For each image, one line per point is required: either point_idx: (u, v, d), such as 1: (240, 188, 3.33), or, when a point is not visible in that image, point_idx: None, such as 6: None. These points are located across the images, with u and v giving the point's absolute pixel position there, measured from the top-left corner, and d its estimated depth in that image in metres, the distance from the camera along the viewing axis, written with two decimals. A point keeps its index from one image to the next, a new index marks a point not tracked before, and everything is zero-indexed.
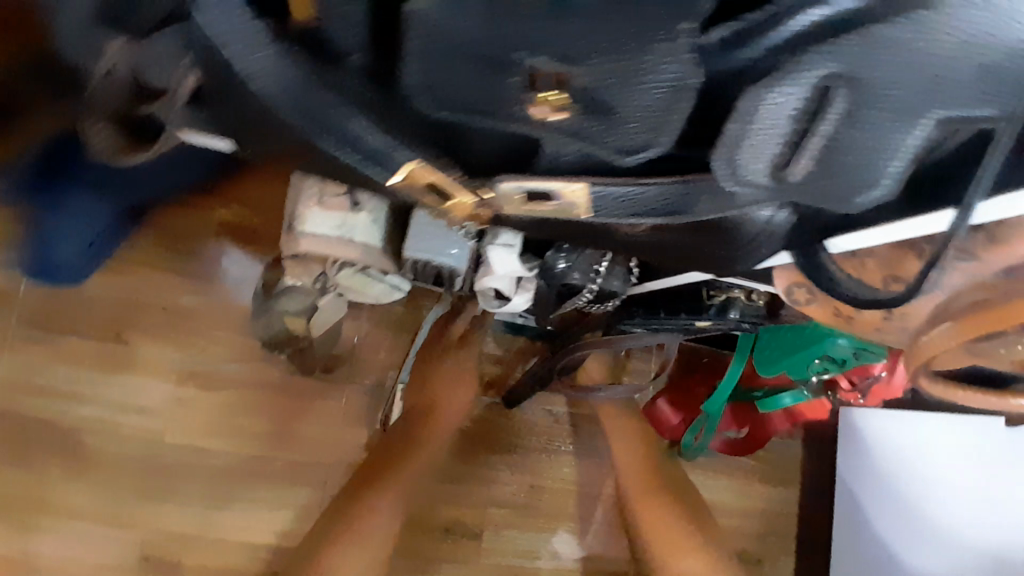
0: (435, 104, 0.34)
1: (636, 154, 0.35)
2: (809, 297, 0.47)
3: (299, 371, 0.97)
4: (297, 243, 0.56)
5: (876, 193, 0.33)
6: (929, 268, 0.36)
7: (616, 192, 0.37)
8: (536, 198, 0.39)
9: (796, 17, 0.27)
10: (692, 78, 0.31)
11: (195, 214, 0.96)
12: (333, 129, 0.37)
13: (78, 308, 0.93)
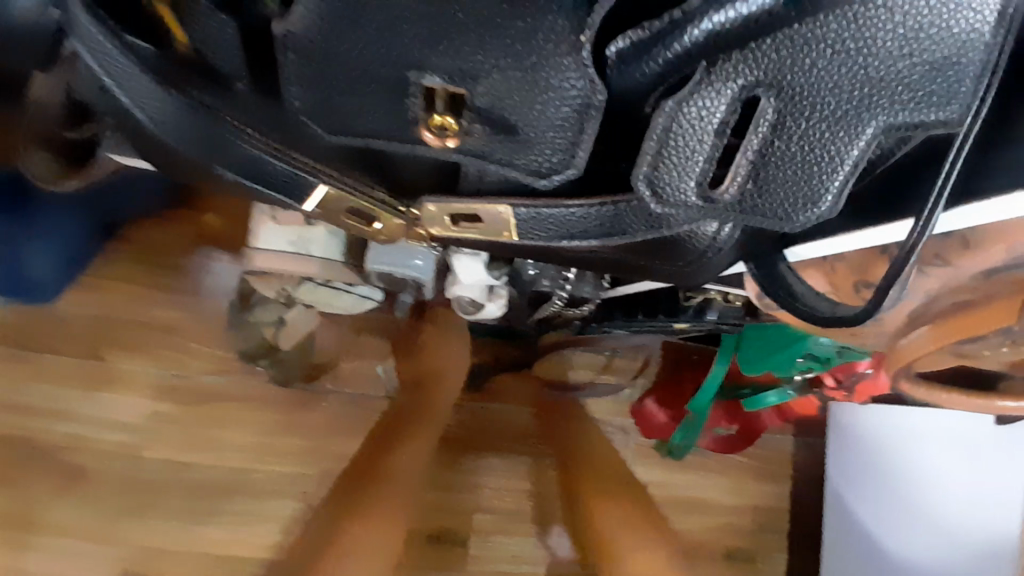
0: (330, 128, 0.33)
1: (550, 178, 0.32)
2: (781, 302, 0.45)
3: (277, 381, 0.96)
4: (253, 259, 0.54)
5: (819, 209, 0.31)
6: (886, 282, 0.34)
7: (543, 212, 0.35)
8: (465, 221, 0.38)
9: (707, 24, 0.26)
10: (597, 94, 0.29)
11: (168, 225, 0.94)
12: (230, 155, 0.36)
13: (50, 325, 0.92)
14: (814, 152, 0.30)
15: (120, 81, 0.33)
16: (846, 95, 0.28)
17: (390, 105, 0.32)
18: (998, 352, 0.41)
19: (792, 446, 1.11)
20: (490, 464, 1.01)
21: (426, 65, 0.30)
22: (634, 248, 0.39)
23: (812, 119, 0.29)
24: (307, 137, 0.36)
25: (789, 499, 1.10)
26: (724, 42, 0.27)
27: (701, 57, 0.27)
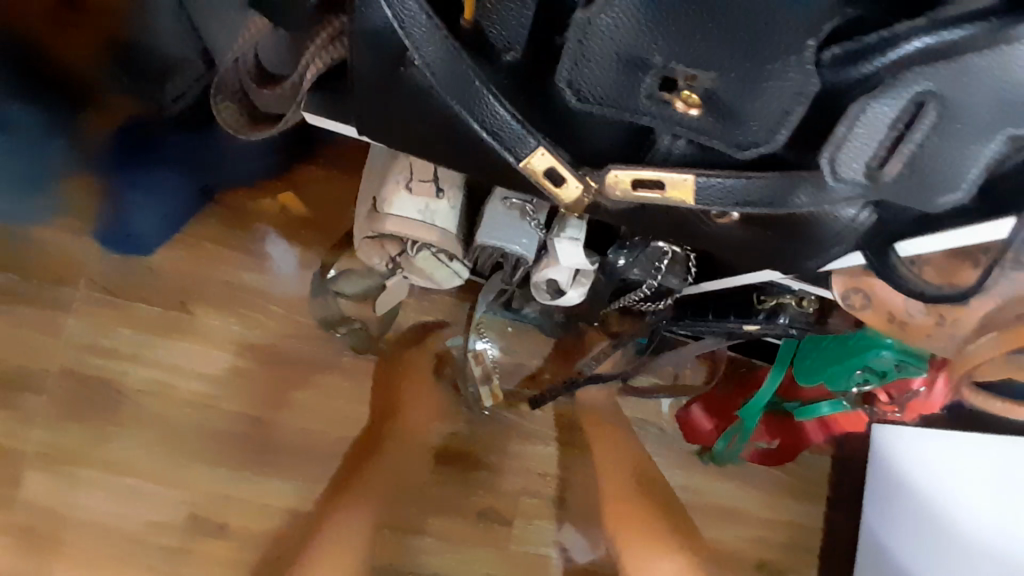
0: (577, 98, 0.40)
1: (748, 150, 0.40)
2: (865, 302, 0.51)
3: (351, 350, 1.03)
4: (382, 223, 0.60)
5: (953, 196, 0.39)
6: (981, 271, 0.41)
7: (709, 182, 0.42)
8: (640, 188, 0.43)
9: (906, 43, 0.35)
10: (811, 86, 0.37)
11: (258, 196, 1.02)
12: (475, 105, 0.41)
13: (144, 277, 1.01)
14: (970, 141, 0.37)
15: (416, 35, 0.39)
16: (994, 109, 0.35)
17: (627, 84, 0.39)
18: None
19: (828, 465, 1.14)
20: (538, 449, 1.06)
21: (671, 54, 0.37)
22: (765, 220, 0.46)
23: (967, 123, 0.36)
24: (535, 103, 0.42)
25: (820, 518, 1.14)
26: (917, 57, 0.35)
27: (890, 70, 0.36)
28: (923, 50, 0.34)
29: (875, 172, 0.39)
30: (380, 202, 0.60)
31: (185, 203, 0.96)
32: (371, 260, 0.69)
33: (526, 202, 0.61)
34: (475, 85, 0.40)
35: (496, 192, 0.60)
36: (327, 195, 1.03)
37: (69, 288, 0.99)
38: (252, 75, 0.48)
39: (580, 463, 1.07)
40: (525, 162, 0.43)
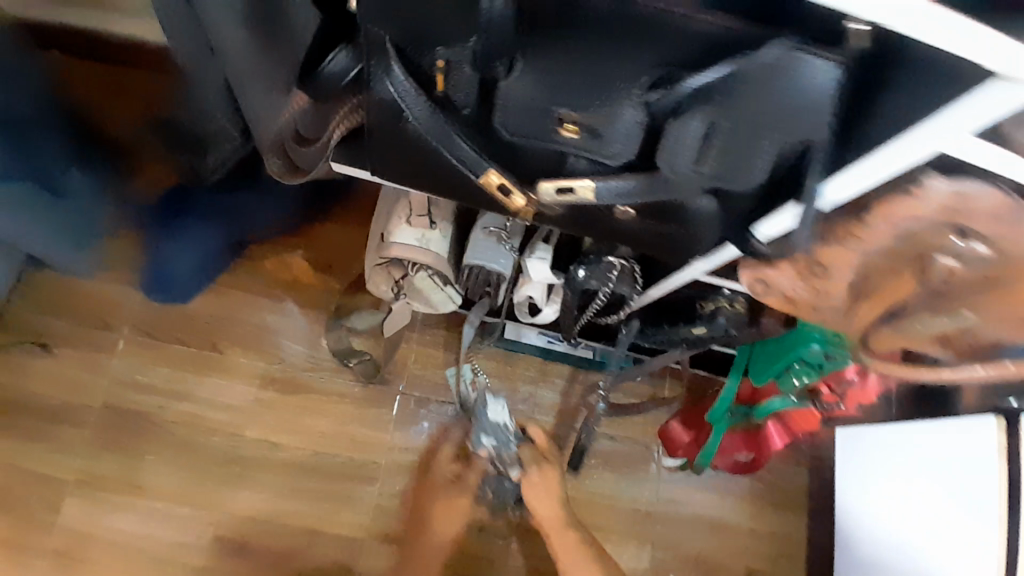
0: (506, 127, 0.43)
1: (615, 160, 0.43)
2: (766, 288, 0.62)
3: (360, 380, 1.16)
4: (388, 249, 0.75)
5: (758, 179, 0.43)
6: (834, 249, 0.52)
7: (629, 185, 0.43)
8: (568, 195, 0.46)
9: (691, 79, 0.37)
10: (641, 116, 0.40)
11: (281, 250, 1.19)
12: (449, 145, 0.46)
13: (181, 321, 1.16)
14: (754, 153, 0.40)
15: (408, 99, 0.44)
16: (769, 124, 0.39)
17: (501, 118, 0.43)
18: (928, 321, 0.58)
19: (805, 475, 1.21)
20: None
21: (563, 97, 0.40)
22: (663, 222, 0.50)
23: (751, 134, 0.39)
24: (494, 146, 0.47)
25: (804, 528, 1.20)
26: (697, 91, 0.37)
27: (684, 100, 0.38)
28: (701, 85, 0.37)
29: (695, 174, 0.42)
30: (387, 233, 0.76)
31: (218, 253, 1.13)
32: (379, 285, 0.84)
33: (501, 229, 0.77)
34: (424, 132, 0.46)
35: (482, 218, 0.77)
36: (338, 246, 1.20)
37: (113, 333, 1.14)
38: (293, 136, 0.65)
39: (571, 478, 1.17)
40: (484, 179, 0.47)
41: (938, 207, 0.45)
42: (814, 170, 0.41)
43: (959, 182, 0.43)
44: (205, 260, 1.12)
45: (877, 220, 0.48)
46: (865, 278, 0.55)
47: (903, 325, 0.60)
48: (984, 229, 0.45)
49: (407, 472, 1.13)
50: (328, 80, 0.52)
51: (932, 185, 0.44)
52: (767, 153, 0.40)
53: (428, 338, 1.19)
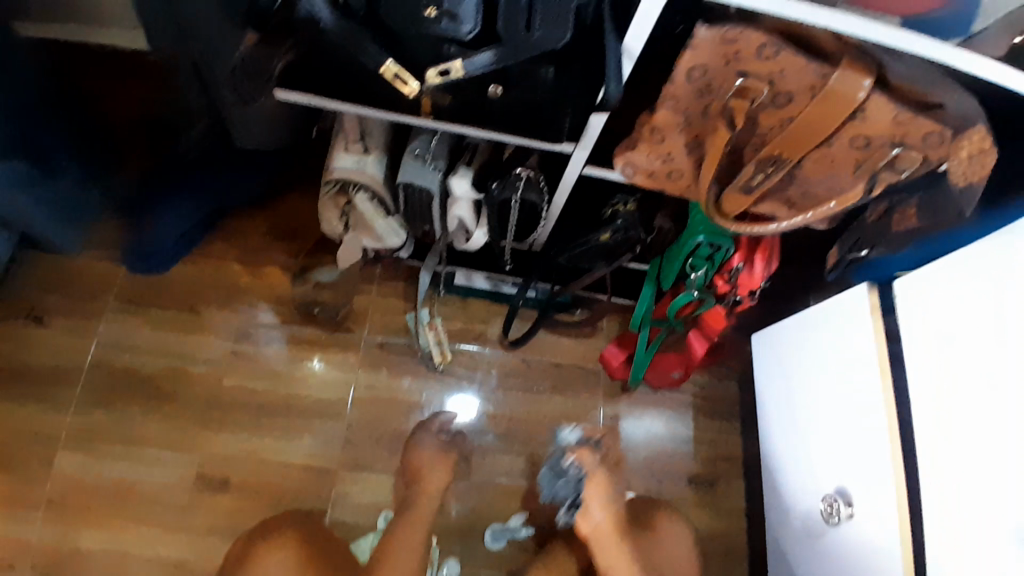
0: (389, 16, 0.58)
1: (470, 31, 0.57)
2: (632, 170, 0.75)
3: (326, 329, 1.29)
4: (332, 171, 0.90)
5: (568, 38, 0.57)
6: (659, 112, 0.68)
7: (487, 60, 0.59)
8: (447, 75, 0.60)
9: None
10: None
11: (248, 221, 1.33)
12: (355, 44, 0.60)
13: (160, 289, 1.28)
14: (564, 16, 0.55)
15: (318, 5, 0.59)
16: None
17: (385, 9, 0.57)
18: (760, 175, 0.71)
19: (736, 388, 1.35)
20: (487, 393, 1.29)
21: None
22: (525, 103, 0.66)
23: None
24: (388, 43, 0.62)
25: (738, 434, 1.33)
26: None
27: None
28: None
29: (524, 36, 0.57)
30: (330, 159, 0.91)
31: (194, 227, 1.26)
32: (330, 213, 0.98)
33: (426, 152, 0.91)
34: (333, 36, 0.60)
35: (412, 144, 0.92)
36: (302, 215, 1.34)
37: (99, 302, 1.26)
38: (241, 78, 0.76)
39: (524, 404, 1.29)
40: (381, 69, 0.62)
41: (713, 51, 0.59)
42: (609, 28, 0.57)
43: (720, 27, 0.57)
44: (183, 231, 1.23)
45: (682, 78, 0.63)
46: (697, 139, 0.70)
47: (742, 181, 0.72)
48: (757, 72, 0.61)
49: (374, 406, 1.25)
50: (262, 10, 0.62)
51: (702, 33, 0.58)
52: (573, 16, 0.56)
53: (386, 290, 1.32)
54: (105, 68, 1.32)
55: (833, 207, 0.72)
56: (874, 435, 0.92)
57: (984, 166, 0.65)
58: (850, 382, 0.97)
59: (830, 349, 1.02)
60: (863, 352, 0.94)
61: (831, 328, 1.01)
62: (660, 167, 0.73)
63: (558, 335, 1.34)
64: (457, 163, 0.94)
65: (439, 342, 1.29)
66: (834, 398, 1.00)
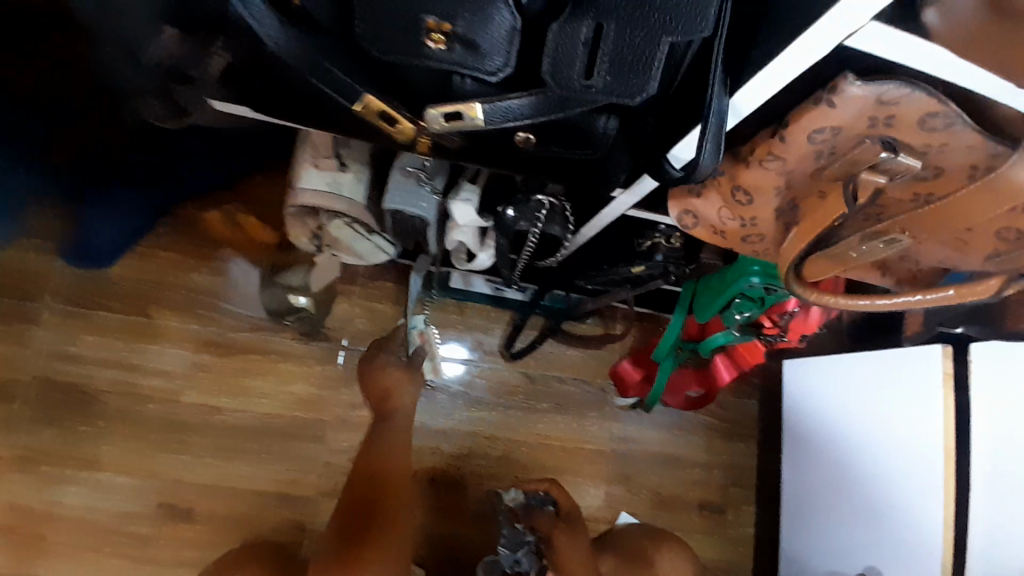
0: (371, 43, 0.36)
1: (499, 74, 0.37)
2: (694, 220, 0.56)
3: (301, 338, 1.12)
4: (297, 197, 0.70)
5: (651, 91, 0.37)
6: (751, 166, 0.48)
7: (519, 107, 0.39)
8: (456, 121, 0.41)
9: None
10: (514, 22, 0.35)
11: (204, 205, 1.11)
12: (318, 69, 0.41)
13: (105, 287, 1.08)
14: (648, 56, 0.35)
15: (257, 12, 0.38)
16: (654, 21, 0.34)
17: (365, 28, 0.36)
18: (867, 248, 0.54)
19: (755, 408, 1.23)
20: (485, 412, 1.16)
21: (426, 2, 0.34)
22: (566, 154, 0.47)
23: (639, 33, 0.35)
24: (370, 69, 0.41)
25: (754, 457, 1.23)
26: None
27: None
28: None
29: (583, 85, 0.37)
30: (294, 177, 0.70)
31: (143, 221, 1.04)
32: (298, 236, 0.78)
33: (420, 168, 0.70)
34: (285, 57, 0.41)
35: (400, 156, 0.71)
36: (269, 201, 1.12)
37: (38, 303, 1.06)
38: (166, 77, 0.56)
39: (523, 424, 1.17)
40: (361, 104, 0.43)
41: (857, 113, 0.41)
42: (715, 74, 0.37)
43: (879, 86, 0.39)
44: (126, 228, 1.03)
45: (798, 141, 0.44)
46: (793, 202, 0.52)
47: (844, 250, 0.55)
48: (910, 143, 0.43)
49: (356, 427, 1.11)
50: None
51: (851, 91, 0.39)
52: (661, 58, 0.36)
53: (370, 294, 1.14)
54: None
55: (952, 296, 0.53)
56: (931, 485, 0.83)
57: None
58: (907, 443, 0.86)
59: (883, 402, 0.90)
60: (921, 398, 0.84)
61: (889, 377, 0.89)
62: (735, 231, 0.55)
63: (565, 347, 1.19)
64: (459, 180, 0.74)
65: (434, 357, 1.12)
66: (882, 455, 0.90)
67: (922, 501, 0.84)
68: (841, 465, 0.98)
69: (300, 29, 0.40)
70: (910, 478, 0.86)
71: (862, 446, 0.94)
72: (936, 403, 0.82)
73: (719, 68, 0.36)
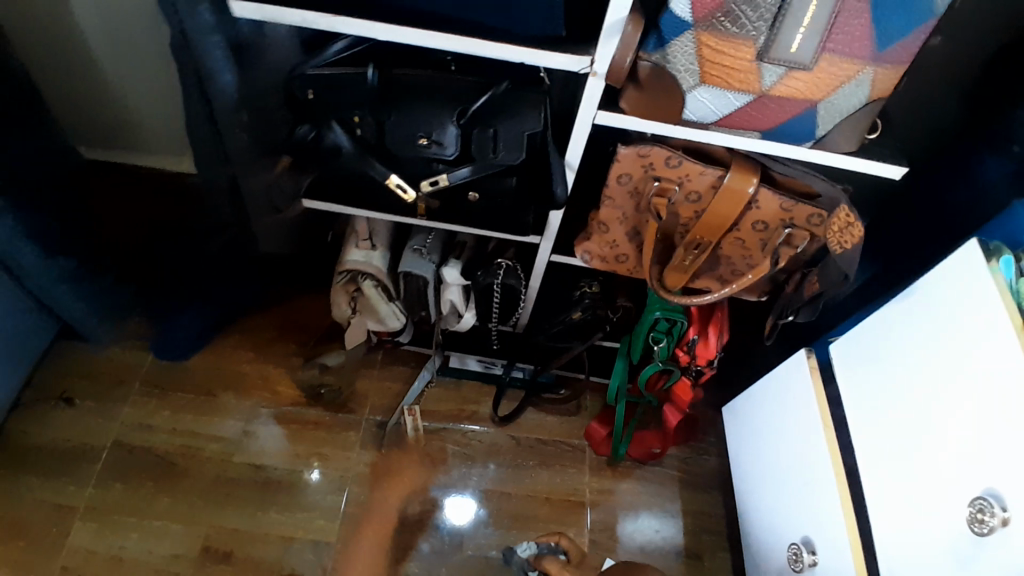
0: (395, 145, 0.79)
1: (453, 154, 0.78)
2: (590, 256, 0.93)
3: (329, 411, 1.40)
4: (343, 264, 1.10)
5: (522, 158, 0.78)
6: (604, 203, 0.86)
7: (464, 174, 0.79)
8: (436, 185, 0.80)
9: (477, 102, 0.75)
10: (454, 128, 0.77)
11: (264, 313, 1.50)
12: (368, 165, 0.82)
13: (181, 375, 1.41)
14: (518, 141, 0.77)
15: (343, 138, 0.81)
16: (517, 124, 0.76)
17: (392, 139, 0.78)
18: (691, 254, 0.86)
19: (714, 462, 1.43)
20: (479, 470, 1.37)
21: (419, 127, 0.77)
22: (499, 206, 0.85)
23: (512, 131, 0.76)
24: (391, 164, 0.82)
25: (721, 507, 1.38)
26: (479, 110, 0.76)
27: (477, 117, 0.76)
28: (480, 106, 0.75)
29: (492, 158, 0.78)
30: (343, 255, 1.12)
31: (212, 322, 1.42)
32: (342, 299, 1.15)
33: (423, 247, 1.11)
34: (351, 158, 0.82)
35: (412, 242, 1.12)
36: (309, 308, 1.51)
37: (127, 387, 1.39)
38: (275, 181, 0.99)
39: (512, 479, 1.37)
40: (386, 182, 0.82)
41: (633, 160, 0.79)
42: (551, 150, 0.79)
43: (636, 146, 0.77)
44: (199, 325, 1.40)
45: (613, 182, 0.82)
46: (636, 230, 0.88)
47: (678, 260, 0.86)
48: (669, 177, 0.80)
49: (371, 481, 1.34)
50: (304, 139, 0.82)
51: (621, 152, 0.78)
52: (525, 141, 0.77)
53: (385, 374, 1.46)
54: (142, 186, 1.53)
55: (750, 278, 0.83)
56: (818, 477, 1.00)
57: (851, 235, 0.77)
58: (802, 449, 1.05)
59: (783, 411, 1.11)
60: (801, 405, 1.06)
61: (782, 395, 1.11)
62: (608, 253, 0.92)
63: (544, 413, 1.45)
64: (448, 257, 1.13)
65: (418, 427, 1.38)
66: (786, 465, 1.09)
67: (816, 496, 1.00)
68: (767, 490, 1.14)
69: (359, 146, 0.82)
70: (806, 483, 1.03)
71: (778, 467, 1.12)
72: (812, 405, 1.03)
73: (552, 148, 0.79)
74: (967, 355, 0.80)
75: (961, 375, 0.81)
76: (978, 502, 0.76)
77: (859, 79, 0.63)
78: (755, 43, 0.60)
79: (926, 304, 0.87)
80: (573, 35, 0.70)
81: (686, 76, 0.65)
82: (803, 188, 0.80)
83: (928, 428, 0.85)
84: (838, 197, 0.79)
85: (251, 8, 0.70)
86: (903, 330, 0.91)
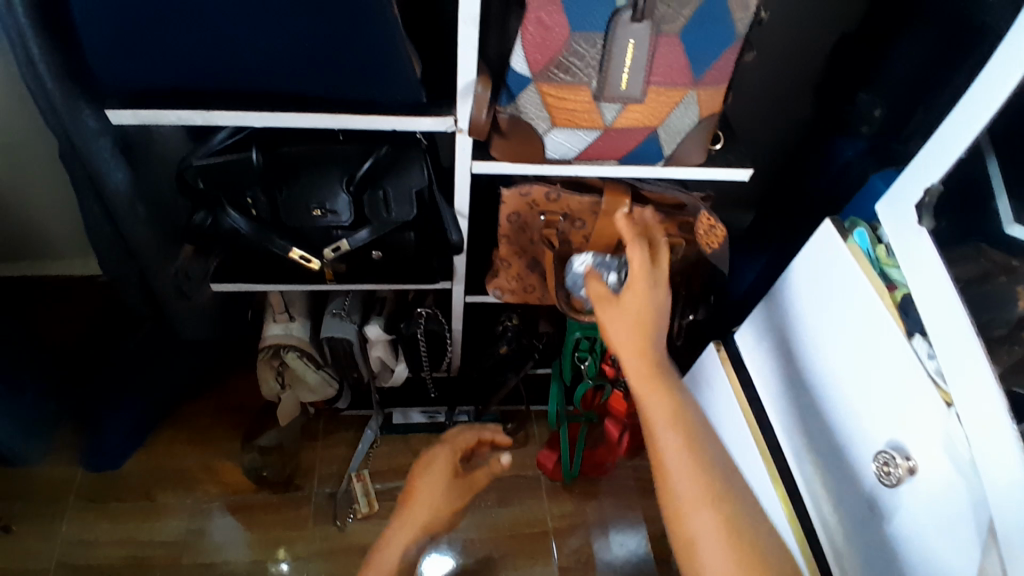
0: (292, 218, 0.82)
1: (347, 217, 0.82)
2: (501, 293, 0.99)
3: (277, 491, 1.36)
4: (265, 339, 1.11)
5: (411, 211, 0.82)
6: (502, 240, 0.92)
7: (364, 235, 0.83)
8: (338, 250, 0.84)
9: (361, 165, 0.81)
10: (344, 193, 0.81)
11: (197, 402, 1.45)
12: (269, 242, 0.84)
13: (114, 483, 1.34)
14: (409, 197, 0.82)
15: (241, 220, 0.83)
16: (402, 181, 0.82)
17: (290, 215, 0.82)
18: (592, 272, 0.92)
19: None
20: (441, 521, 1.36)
21: (315, 201, 0.81)
22: (405, 258, 0.89)
23: (399, 187, 0.82)
24: (292, 238, 0.85)
25: None
26: (365, 172, 0.81)
27: (365, 179, 0.82)
28: (366, 167, 0.81)
29: (384, 216, 0.82)
30: (263, 331, 1.12)
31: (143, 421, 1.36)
32: (269, 372, 1.14)
33: (342, 309, 1.12)
34: (251, 238, 0.84)
35: (331, 306, 1.14)
36: (245, 389, 1.48)
37: (60, 504, 1.30)
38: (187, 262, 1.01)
39: (475, 521, 1.37)
40: (290, 254, 0.84)
41: (516, 199, 0.86)
42: (440, 202, 0.86)
43: (516, 186, 0.85)
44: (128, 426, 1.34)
45: (504, 220, 0.89)
46: (536, 261, 0.95)
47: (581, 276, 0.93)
48: (553, 209, 0.87)
49: (331, 553, 1.30)
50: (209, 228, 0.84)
51: (505, 193, 0.85)
52: (413, 196, 0.82)
53: (332, 442, 1.43)
54: (51, 295, 1.48)
55: None
56: (749, 462, 1.03)
57: (717, 235, 0.87)
58: (730, 439, 1.08)
59: (711, 406, 1.15)
60: (723, 399, 1.10)
61: (706, 391, 1.16)
62: (517, 286, 0.97)
63: None
64: (369, 315, 1.15)
65: (367, 495, 1.35)
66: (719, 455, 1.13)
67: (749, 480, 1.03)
68: None
69: (257, 225, 0.84)
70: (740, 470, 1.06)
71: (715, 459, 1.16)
72: (730, 395, 1.08)
73: (438, 199, 0.85)
74: (849, 323, 0.85)
75: (849, 342, 0.85)
76: (883, 455, 0.79)
77: (687, 102, 0.72)
78: (589, 86, 0.69)
79: (806, 281, 0.93)
80: (439, 98, 0.77)
81: (539, 121, 0.73)
82: (673, 201, 0.88)
83: (831, 399, 0.89)
84: (701, 204, 0.88)
85: (127, 114, 0.73)
86: (794, 311, 0.96)
